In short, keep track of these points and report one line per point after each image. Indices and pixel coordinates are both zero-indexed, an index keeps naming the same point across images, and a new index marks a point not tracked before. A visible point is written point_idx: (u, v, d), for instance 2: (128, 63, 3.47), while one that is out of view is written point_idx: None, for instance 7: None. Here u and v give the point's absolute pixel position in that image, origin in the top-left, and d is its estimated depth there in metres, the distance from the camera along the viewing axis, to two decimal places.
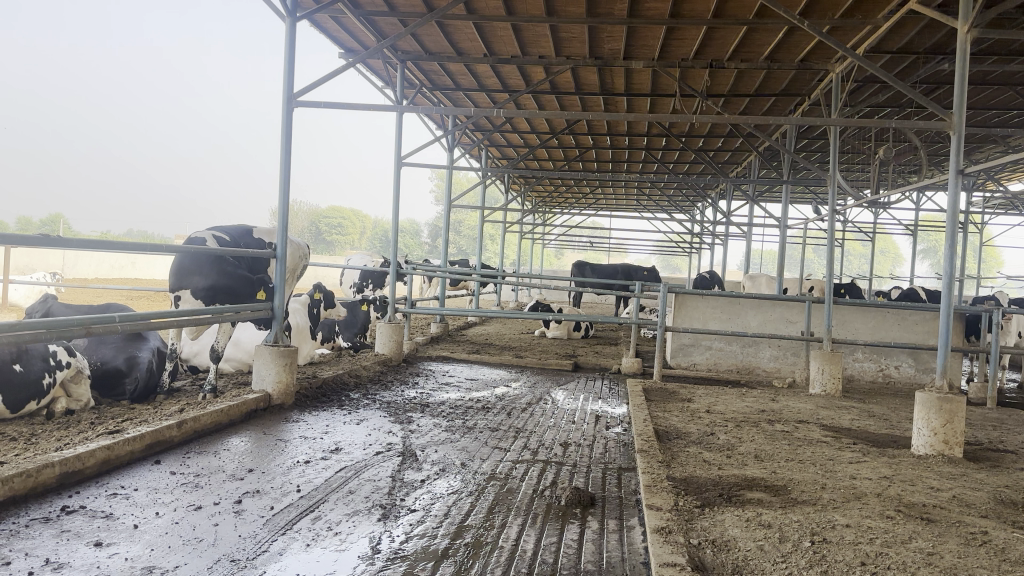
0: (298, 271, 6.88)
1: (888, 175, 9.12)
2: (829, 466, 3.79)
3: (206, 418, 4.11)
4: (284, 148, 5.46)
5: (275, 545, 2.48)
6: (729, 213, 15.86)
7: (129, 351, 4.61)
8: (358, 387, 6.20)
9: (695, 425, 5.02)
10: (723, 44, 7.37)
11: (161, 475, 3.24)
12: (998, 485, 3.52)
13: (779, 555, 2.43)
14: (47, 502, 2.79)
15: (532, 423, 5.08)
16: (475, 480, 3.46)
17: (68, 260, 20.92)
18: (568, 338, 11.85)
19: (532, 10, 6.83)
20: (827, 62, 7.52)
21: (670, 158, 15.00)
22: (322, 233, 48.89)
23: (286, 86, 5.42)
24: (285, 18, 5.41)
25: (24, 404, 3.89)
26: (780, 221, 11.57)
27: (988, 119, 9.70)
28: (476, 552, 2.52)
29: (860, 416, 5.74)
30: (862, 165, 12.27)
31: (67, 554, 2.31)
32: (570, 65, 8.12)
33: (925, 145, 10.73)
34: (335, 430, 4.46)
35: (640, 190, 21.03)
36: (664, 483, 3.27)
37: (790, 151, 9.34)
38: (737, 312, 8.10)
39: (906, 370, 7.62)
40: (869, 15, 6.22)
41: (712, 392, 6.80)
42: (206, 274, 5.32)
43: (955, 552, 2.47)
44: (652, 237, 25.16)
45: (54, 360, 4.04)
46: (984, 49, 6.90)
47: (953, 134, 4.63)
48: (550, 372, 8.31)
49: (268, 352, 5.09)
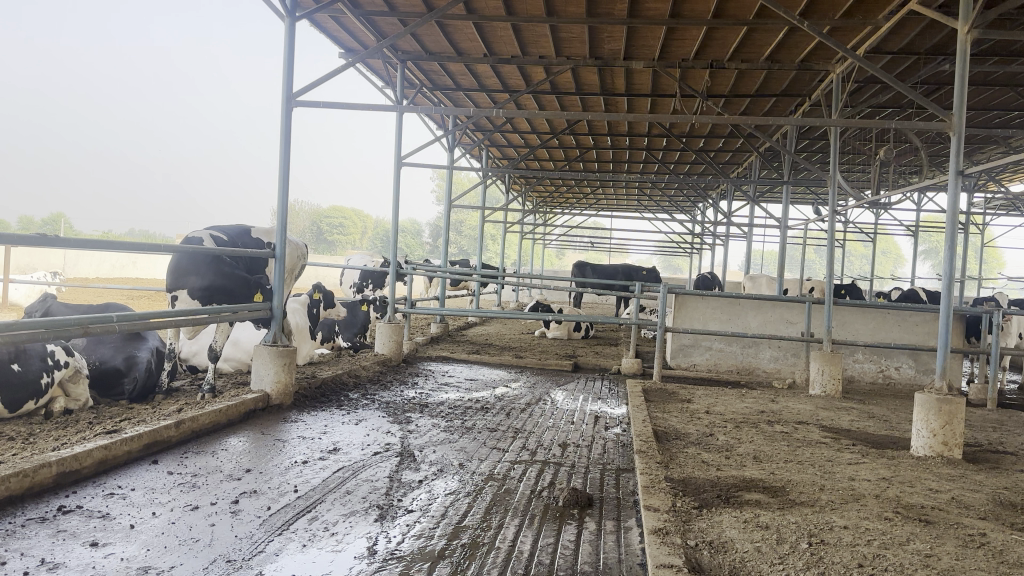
0: (297, 272, 6.88)
1: (889, 175, 9.10)
2: (827, 467, 3.78)
3: (204, 418, 4.11)
4: (283, 148, 5.46)
5: (271, 545, 2.48)
6: (730, 213, 15.85)
7: (127, 351, 4.60)
8: (357, 387, 6.19)
9: (694, 426, 5.02)
10: (723, 44, 7.36)
11: (158, 475, 3.23)
12: (996, 487, 3.51)
13: (776, 556, 2.43)
14: (44, 502, 2.79)
15: (530, 423, 5.08)
16: (473, 480, 3.46)
17: (68, 260, 20.91)
18: (568, 338, 11.84)
19: (532, 10, 6.83)
20: (828, 63, 7.51)
21: (671, 159, 14.99)
22: (323, 233, 48.90)
23: (285, 85, 5.42)
24: (285, 17, 5.42)
25: (21, 404, 3.89)
26: (781, 221, 11.56)
27: (989, 120, 9.68)
28: (472, 553, 2.52)
29: (860, 417, 5.73)
30: (863, 165, 12.25)
31: (63, 554, 2.31)
32: (570, 66, 8.12)
33: (925, 146, 10.72)
34: (334, 431, 4.46)
35: (640, 190, 21.01)
36: (662, 484, 3.27)
37: (791, 152, 9.21)
38: (737, 312, 8.08)
39: (906, 371, 7.60)
40: (869, 15, 6.20)
41: (712, 392, 6.79)
42: (202, 274, 5.32)
43: (953, 554, 2.47)
44: (653, 237, 25.14)
45: (53, 360, 4.03)
46: (985, 50, 6.88)
47: (953, 134, 4.62)
48: (550, 372, 8.30)
49: (266, 352, 5.09)
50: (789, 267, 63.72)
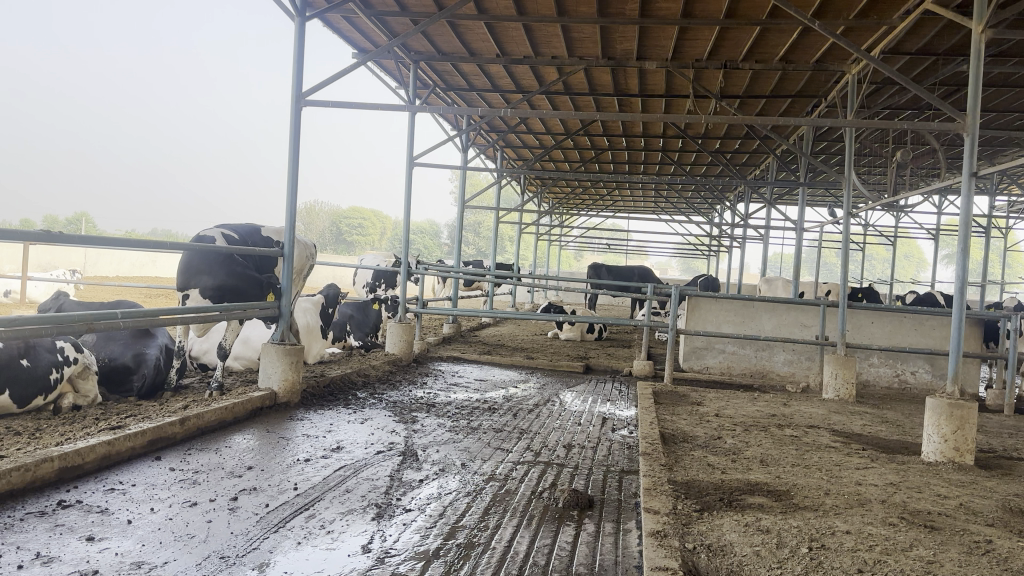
0: (306, 272, 6.89)
1: (907, 177, 8.96)
2: (834, 472, 3.71)
3: (209, 415, 4.13)
4: (292, 148, 5.49)
5: (265, 543, 2.48)
6: (746, 214, 15.70)
7: (136, 347, 4.68)
8: (365, 387, 6.20)
9: (703, 429, 4.95)
10: (736, 44, 7.28)
11: (159, 472, 3.25)
12: (1008, 494, 3.42)
13: (775, 561, 2.38)
14: (45, 497, 2.82)
15: (537, 424, 5.05)
16: (474, 481, 3.43)
17: (89, 258, 21.20)
18: (580, 340, 11.80)
19: (543, 10, 6.80)
20: (843, 63, 7.41)
21: (687, 161, 14.91)
22: (342, 234, 49.37)
23: (295, 85, 5.45)
24: (295, 17, 5.44)
25: (30, 399, 3.94)
26: (797, 223, 11.38)
27: (1012, 121, 9.47)
28: (466, 553, 2.50)
29: (873, 422, 5.61)
30: (882, 167, 12.06)
31: (58, 548, 2.33)
32: (582, 66, 8.08)
33: (943, 148, 10.56)
34: (338, 429, 4.47)
35: (657, 192, 20.95)
36: (664, 487, 3.23)
37: (808, 154, 9.01)
38: (751, 316, 7.99)
39: (922, 375, 7.47)
40: (884, 15, 6.10)
41: (724, 395, 6.69)
42: (214, 273, 5.37)
43: (956, 561, 2.41)
44: (669, 240, 24.93)
45: (62, 355, 4.09)
46: (1005, 51, 6.74)
47: (967, 135, 4.52)
48: (561, 373, 8.26)
49: (274, 350, 5.11)
50: (808, 270, 63.15)
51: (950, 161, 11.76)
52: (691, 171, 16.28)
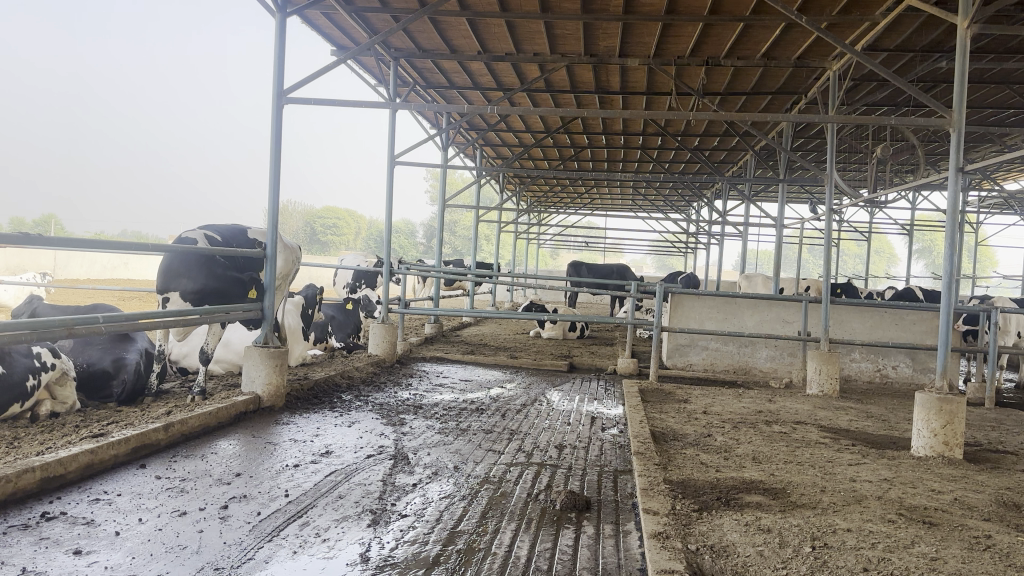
0: (291, 275, 6.77)
1: (885, 172, 9.08)
2: (827, 468, 3.73)
3: (193, 421, 4.02)
4: (274, 147, 5.38)
5: (260, 553, 2.40)
6: (724, 210, 15.38)
7: (115, 352, 4.55)
8: (350, 389, 6.11)
9: (692, 426, 4.96)
10: (719, 41, 7.30)
11: (145, 481, 3.15)
12: (999, 487, 3.46)
13: (778, 561, 2.36)
14: (26, 509, 2.71)
15: (526, 424, 5.01)
16: (469, 484, 3.38)
17: (59, 261, 20.71)
18: (563, 338, 11.82)
19: (526, 6, 6.76)
20: (824, 60, 7.47)
21: (666, 158, 15.01)
22: (318, 234, 48.92)
23: (277, 82, 5.35)
24: (275, 12, 5.33)
25: (7, 406, 3.80)
26: (777, 220, 10.87)
27: (984, 118, 9.66)
28: (467, 560, 2.45)
29: (857, 417, 5.68)
30: (860, 162, 12.22)
31: (45, 562, 2.24)
32: (565, 63, 8.04)
33: (921, 144, 10.72)
34: (326, 433, 4.39)
35: (636, 190, 21.06)
36: (661, 486, 3.21)
37: (788, 150, 9.08)
38: (734, 312, 8.02)
39: (904, 370, 7.58)
40: (866, 12, 6.16)
41: (709, 392, 6.70)
42: (193, 277, 5.24)
43: (959, 558, 2.41)
44: (647, 237, 25.04)
45: (39, 360, 3.95)
46: (982, 46, 6.83)
47: (952, 130, 4.54)
48: (546, 372, 8.24)
49: (256, 353, 5.01)
50: (782, 265, 64.14)
51: (926, 157, 11.93)
52: (671, 169, 16.36)
